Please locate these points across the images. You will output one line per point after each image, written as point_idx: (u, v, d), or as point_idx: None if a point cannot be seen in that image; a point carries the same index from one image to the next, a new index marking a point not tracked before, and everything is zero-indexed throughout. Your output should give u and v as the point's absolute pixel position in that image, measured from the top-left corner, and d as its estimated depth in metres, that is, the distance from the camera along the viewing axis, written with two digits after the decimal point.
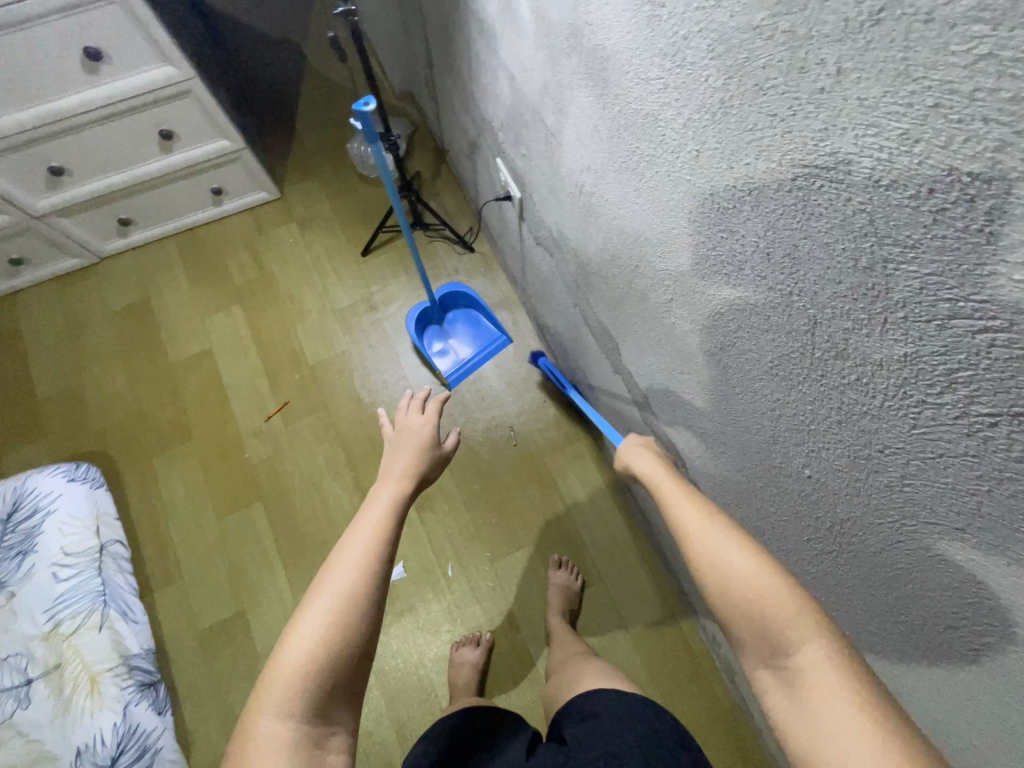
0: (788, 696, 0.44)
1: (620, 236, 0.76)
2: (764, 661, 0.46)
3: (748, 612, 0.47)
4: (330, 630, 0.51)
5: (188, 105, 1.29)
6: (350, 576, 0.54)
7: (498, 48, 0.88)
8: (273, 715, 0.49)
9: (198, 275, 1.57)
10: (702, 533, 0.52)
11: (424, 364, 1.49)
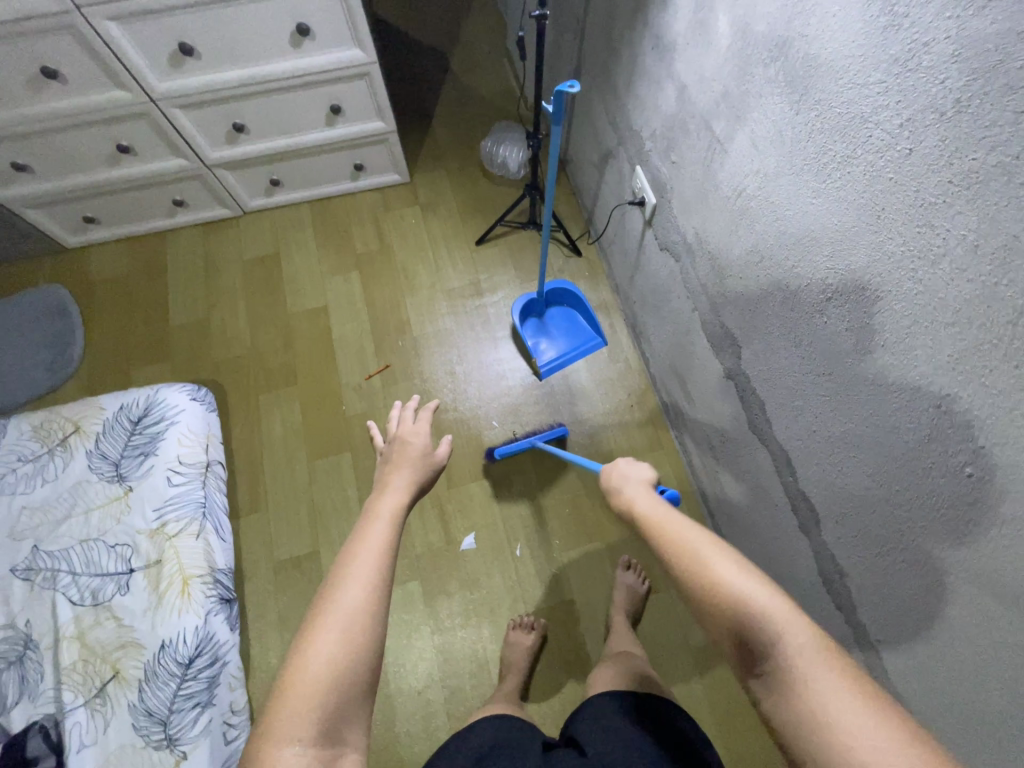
0: (772, 693, 0.47)
1: (777, 238, 0.81)
2: (746, 665, 0.50)
3: (728, 618, 0.51)
4: (341, 645, 0.50)
5: (360, 87, 1.42)
6: (358, 591, 0.54)
7: (675, 61, 0.97)
8: (283, 742, 0.46)
9: (326, 239, 1.70)
10: (687, 553, 0.58)
11: (520, 353, 1.56)
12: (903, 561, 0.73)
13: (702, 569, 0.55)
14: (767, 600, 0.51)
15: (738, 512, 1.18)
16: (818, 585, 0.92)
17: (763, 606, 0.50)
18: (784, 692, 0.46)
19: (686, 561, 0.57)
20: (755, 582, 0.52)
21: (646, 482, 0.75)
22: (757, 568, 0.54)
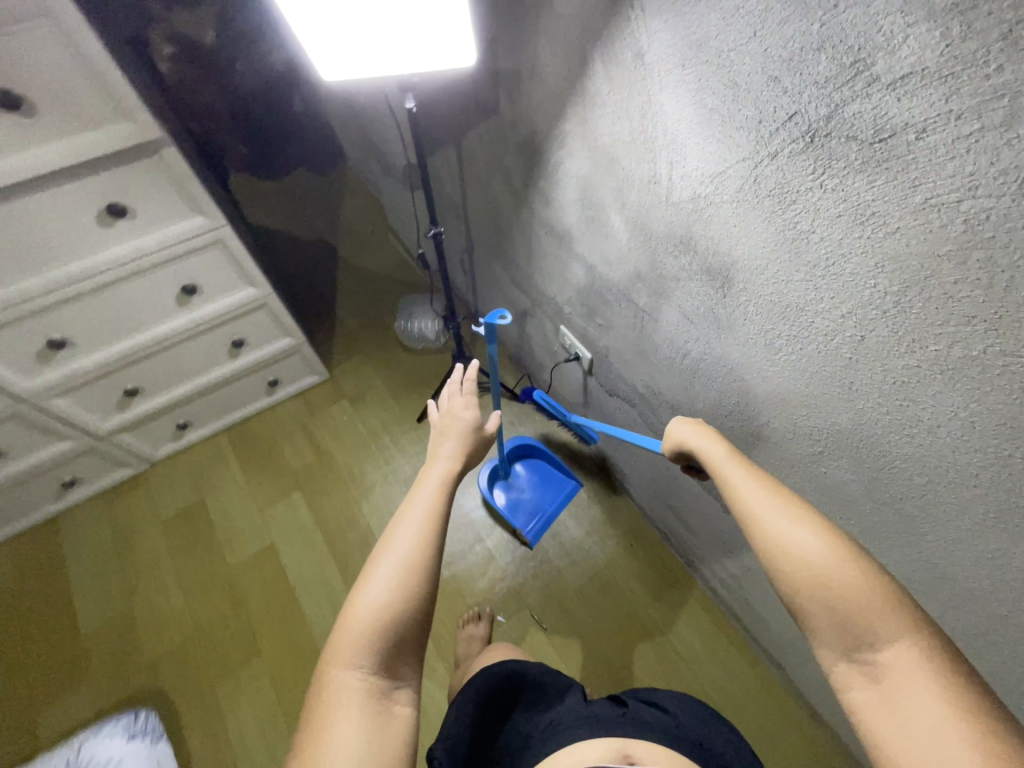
0: (873, 689, 0.45)
1: (740, 396, 0.81)
2: (844, 651, 0.47)
3: (828, 603, 0.47)
4: (393, 596, 0.54)
5: (260, 317, 1.35)
6: (412, 546, 0.57)
7: (573, 244, 1.01)
8: (350, 664, 0.52)
9: (254, 465, 1.54)
10: (773, 516, 0.53)
11: (499, 523, 1.46)
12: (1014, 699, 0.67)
13: (788, 543, 0.50)
14: (874, 587, 0.47)
15: (791, 639, 1.09)
16: None
17: (869, 594, 0.47)
18: (890, 693, 0.44)
19: (772, 524, 0.52)
20: (844, 562, 0.48)
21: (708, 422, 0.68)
22: (844, 540, 0.49)
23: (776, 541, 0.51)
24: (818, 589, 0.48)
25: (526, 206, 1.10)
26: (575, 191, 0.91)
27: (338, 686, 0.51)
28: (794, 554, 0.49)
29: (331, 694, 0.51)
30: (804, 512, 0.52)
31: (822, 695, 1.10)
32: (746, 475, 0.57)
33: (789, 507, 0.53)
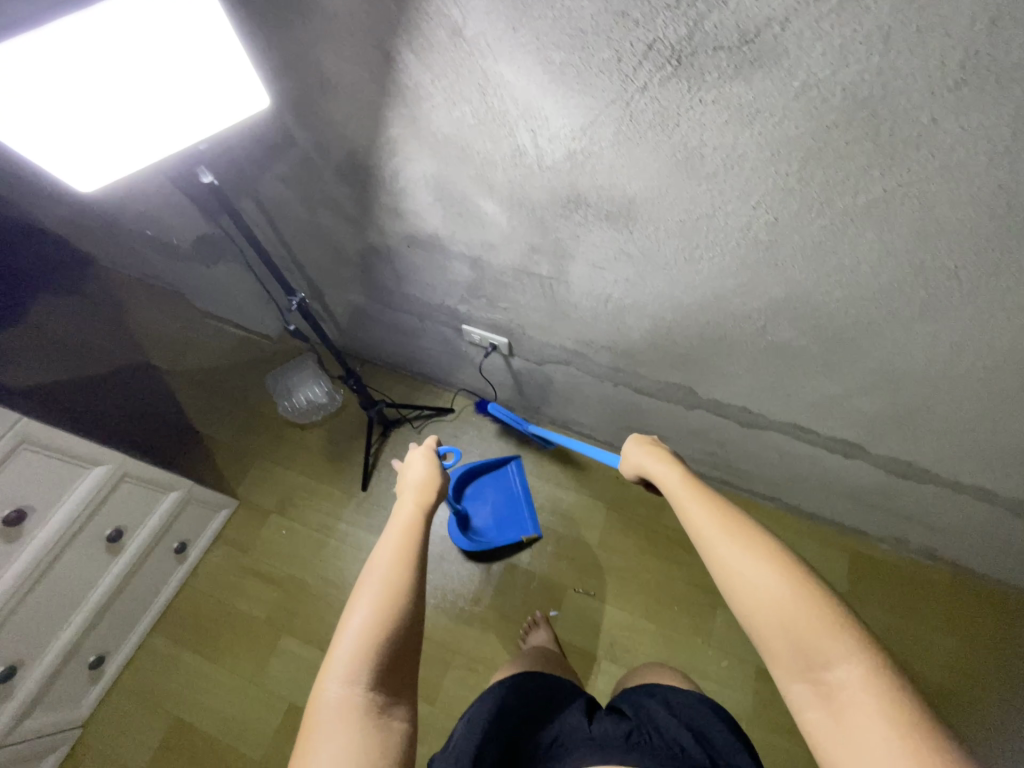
0: (825, 705, 0.49)
1: (676, 312, 0.84)
2: (802, 674, 0.51)
3: (783, 630, 0.52)
4: (376, 613, 0.57)
5: (126, 491, 1.06)
6: (393, 566, 0.61)
7: (445, 245, 0.93)
8: (344, 681, 0.55)
9: (214, 644, 1.27)
10: (720, 539, 0.58)
11: (501, 554, 1.36)
12: (970, 429, 0.81)
13: (742, 573, 0.55)
14: (824, 612, 0.52)
15: (778, 476, 1.23)
16: (896, 478, 1.02)
17: (817, 619, 0.51)
18: (845, 712, 0.48)
19: (726, 551, 0.57)
20: (797, 595, 0.53)
21: (657, 444, 0.73)
22: (794, 572, 0.54)
23: (731, 572, 0.56)
24: (774, 614, 0.53)
25: (370, 226, 0.98)
26: (428, 193, 0.83)
27: (329, 711, 0.53)
28: (749, 582, 0.54)
29: (324, 712, 0.53)
30: (752, 535, 0.57)
31: (817, 502, 1.27)
32: (696, 496, 0.63)
33: (735, 530, 0.58)
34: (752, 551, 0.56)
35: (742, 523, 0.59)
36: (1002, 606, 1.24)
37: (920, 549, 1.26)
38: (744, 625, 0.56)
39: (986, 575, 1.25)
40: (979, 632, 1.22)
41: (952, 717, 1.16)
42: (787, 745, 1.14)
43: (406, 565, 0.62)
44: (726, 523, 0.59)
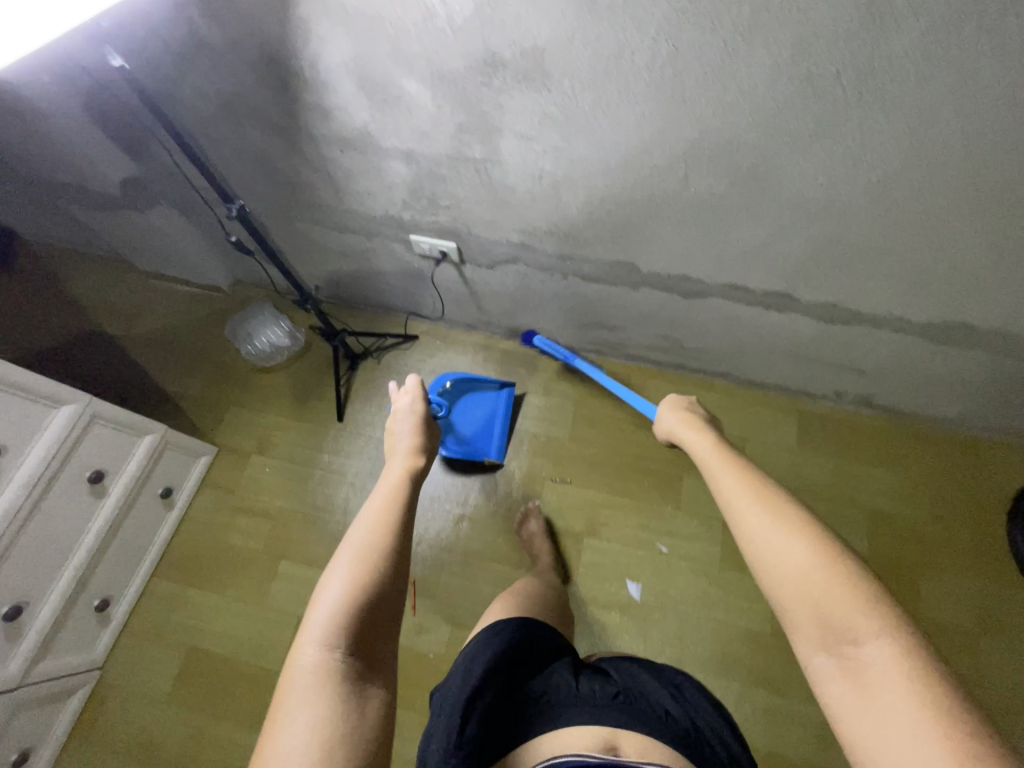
0: (853, 682, 0.48)
1: (605, 178, 0.88)
2: (831, 648, 0.50)
3: (809, 600, 0.51)
4: (354, 577, 0.59)
5: (98, 435, 1.08)
6: (372, 534, 0.64)
7: (377, 142, 0.95)
8: (319, 644, 0.55)
9: (216, 578, 1.33)
10: (751, 510, 0.58)
11: (469, 467, 1.43)
12: (877, 252, 0.90)
13: (771, 544, 0.54)
14: (857, 588, 0.50)
15: (725, 348, 1.32)
16: (827, 324, 1.11)
17: (848, 596, 0.50)
18: (871, 691, 0.47)
19: (756, 521, 0.56)
20: (825, 568, 0.51)
21: (698, 421, 0.77)
22: (822, 543, 0.53)
23: (758, 542, 0.55)
24: (800, 586, 0.51)
25: (300, 133, 0.97)
26: (350, 81, 0.83)
27: (302, 676, 0.53)
28: (778, 554, 0.53)
29: (298, 677, 0.53)
30: (783, 509, 0.56)
31: (764, 369, 1.36)
32: (729, 470, 0.64)
33: (766, 498, 0.58)
34: (780, 523, 0.55)
35: (770, 491, 0.59)
36: (932, 439, 1.38)
37: (858, 399, 1.38)
38: (770, 600, 0.55)
39: (918, 416, 1.38)
40: (915, 464, 1.36)
41: (892, 536, 1.31)
42: (753, 581, 1.28)
43: (389, 534, 0.64)
44: (754, 490, 0.59)
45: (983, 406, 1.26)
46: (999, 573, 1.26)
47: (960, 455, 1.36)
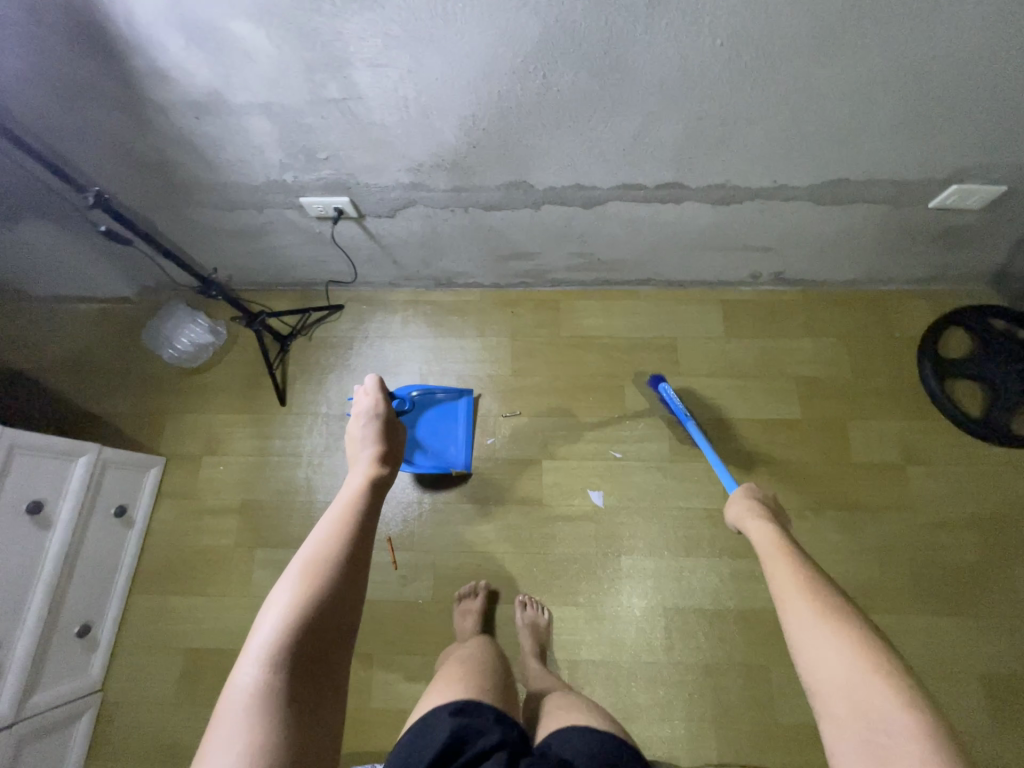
0: (877, 766, 0.54)
1: (470, 95, 0.88)
2: (861, 735, 0.57)
3: (843, 686, 0.60)
4: (294, 601, 0.66)
5: (25, 465, 1.05)
6: (314, 557, 0.70)
7: (229, 101, 0.90)
8: (256, 666, 0.61)
9: (195, 581, 1.34)
10: (794, 599, 0.70)
11: (437, 482, 1.39)
12: (745, 120, 0.92)
13: (816, 635, 0.65)
14: (883, 681, 0.59)
15: (638, 252, 1.35)
16: (721, 206, 1.14)
17: (877, 689, 0.58)
18: None
19: (802, 612, 0.68)
20: (864, 667, 0.60)
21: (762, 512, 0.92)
22: (862, 642, 0.62)
23: (803, 631, 0.66)
24: (838, 675, 0.61)
25: (146, 104, 0.92)
26: (177, 34, 0.79)
27: (240, 700, 0.59)
28: (819, 645, 0.64)
29: (234, 696, 0.59)
30: (828, 605, 0.67)
31: (680, 266, 1.41)
32: (782, 561, 0.77)
33: (807, 589, 0.71)
34: (826, 617, 0.66)
35: (817, 588, 0.70)
36: (844, 300, 1.47)
37: (771, 277, 1.45)
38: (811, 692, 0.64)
39: (827, 282, 1.47)
40: (831, 327, 1.45)
41: (819, 397, 1.41)
42: (704, 465, 1.36)
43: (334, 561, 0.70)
44: (803, 582, 0.71)
45: (879, 259, 1.35)
46: (917, 407, 1.38)
47: (870, 310, 1.46)
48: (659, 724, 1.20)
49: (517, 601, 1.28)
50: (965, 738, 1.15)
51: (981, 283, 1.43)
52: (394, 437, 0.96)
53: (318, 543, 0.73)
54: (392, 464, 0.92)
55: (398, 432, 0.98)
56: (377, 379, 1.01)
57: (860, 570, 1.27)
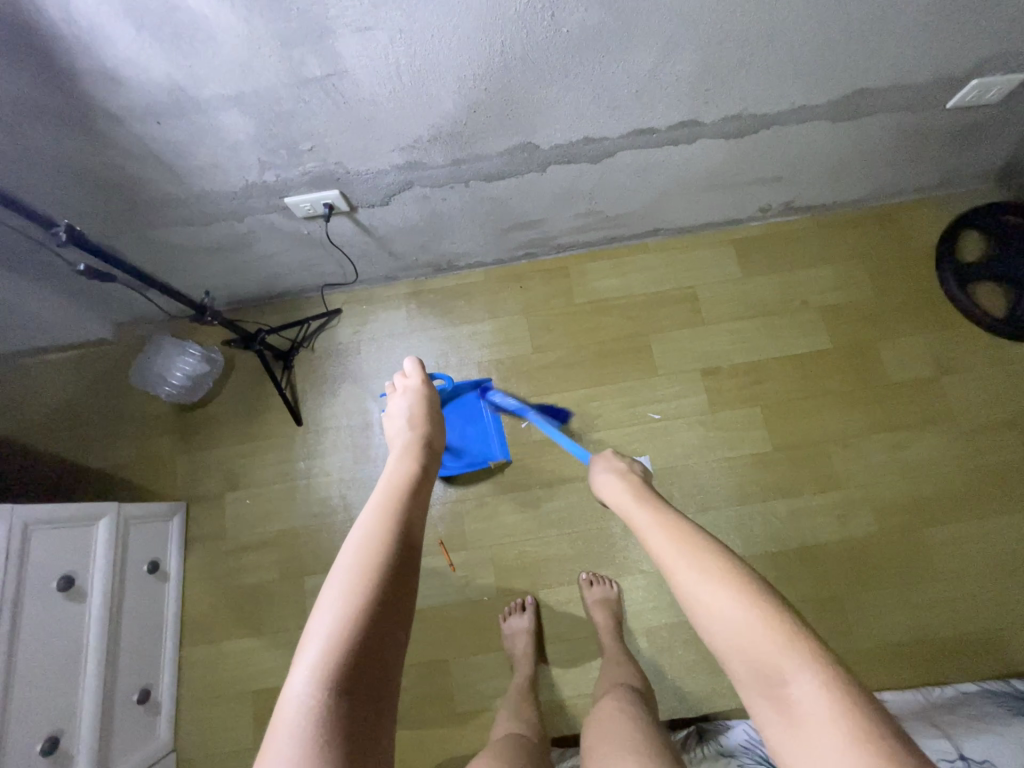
0: (788, 720, 0.53)
1: (467, 50, 0.78)
2: (769, 694, 0.55)
3: (742, 650, 0.57)
4: (348, 601, 0.57)
5: (45, 541, 0.95)
6: (365, 550, 0.62)
7: (194, 96, 0.78)
8: (307, 684, 0.52)
9: (247, 622, 1.27)
10: (682, 562, 0.66)
11: (472, 477, 1.34)
12: (767, 37, 0.85)
13: (702, 598, 0.62)
14: (778, 630, 0.56)
15: (647, 202, 1.27)
16: (736, 139, 1.08)
17: (775, 640, 0.56)
18: (800, 730, 0.52)
19: (681, 574, 0.65)
20: (748, 617, 0.58)
21: (631, 476, 0.90)
22: (733, 589, 0.60)
23: (689, 597, 0.63)
24: (733, 639, 0.58)
25: (98, 113, 0.79)
26: (125, 21, 0.67)
27: (292, 726, 0.50)
28: (708, 611, 0.61)
29: (287, 719, 0.50)
30: (710, 562, 0.64)
31: (689, 210, 1.34)
32: (653, 523, 0.75)
33: (690, 550, 0.67)
34: (704, 574, 0.63)
35: (683, 539, 0.69)
36: (855, 221, 1.44)
37: (781, 207, 1.39)
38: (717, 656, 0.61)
39: (837, 204, 1.42)
40: (846, 249, 1.42)
41: (846, 322, 1.38)
42: (743, 411, 1.34)
43: (380, 559, 0.62)
44: (675, 542, 0.69)
45: (890, 171, 1.31)
46: (943, 317, 1.36)
47: (881, 226, 1.43)
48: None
49: (582, 579, 1.25)
50: None
51: (989, 181, 1.40)
52: (437, 424, 0.89)
53: (364, 538, 0.64)
54: (432, 450, 0.84)
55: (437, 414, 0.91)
56: (417, 363, 0.97)
57: (910, 487, 1.28)
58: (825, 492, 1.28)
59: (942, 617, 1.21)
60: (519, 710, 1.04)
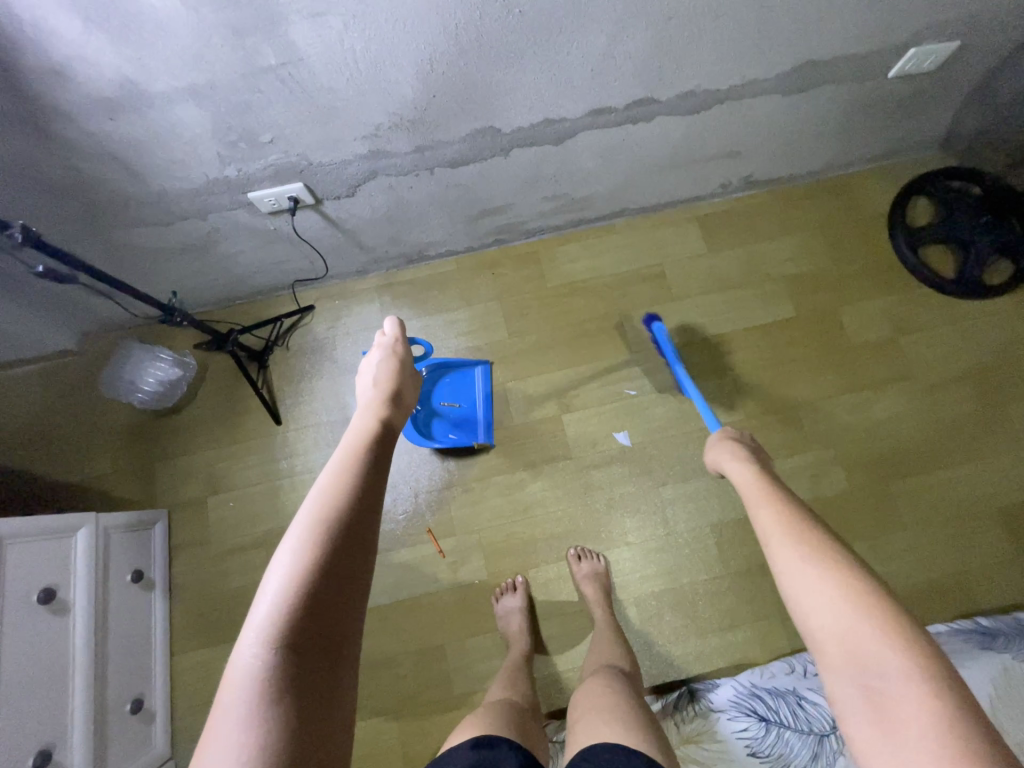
0: (876, 713, 0.44)
1: (422, 32, 0.78)
2: (857, 680, 0.46)
3: (837, 630, 0.48)
4: (302, 556, 0.53)
5: (24, 555, 0.93)
6: (322, 503, 0.57)
7: (147, 90, 0.77)
8: (256, 643, 0.49)
9: (238, 625, 1.27)
10: (783, 543, 0.57)
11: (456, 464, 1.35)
12: (713, 14, 0.87)
13: (804, 572, 0.53)
14: (885, 626, 0.47)
15: (611, 183, 1.29)
16: (691, 116, 1.11)
17: (879, 635, 0.46)
18: (892, 729, 0.43)
19: (785, 552, 0.56)
20: (862, 611, 0.48)
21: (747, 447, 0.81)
22: (849, 578, 0.51)
23: (788, 571, 0.54)
24: (831, 619, 0.49)
25: (48, 111, 0.77)
26: (70, 13, 0.66)
27: (240, 687, 0.47)
28: (810, 589, 0.52)
29: (235, 677, 0.48)
30: (819, 548, 0.55)
31: (652, 190, 1.37)
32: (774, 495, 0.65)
33: (799, 534, 0.57)
34: (818, 556, 0.54)
35: (802, 520, 0.59)
36: (811, 193, 1.49)
37: (740, 183, 1.43)
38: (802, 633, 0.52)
39: (794, 177, 1.47)
40: (805, 221, 1.47)
41: (808, 291, 1.43)
42: (715, 382, 1.38)
43: (339, 513, 0.57)
44: (790, 518, 0.59)
45: (841, 143, 1.36)
46: (898, 281, 1.43)
47: (836, 197, 1.48)
48: (731, 632, 1.25)
49: (571, 555, 1.28)
50: (990, 566, 1.26)
51: (934, 149, 1.46)
52: (407, 382, 0.84)
53: (326, 490, 0.59)
54: (401, 407, 0.79)
55: (410, 373, 0.86)
56: (397, 323, 0.92)
57: (876, 444, 1.34)
58: (797, 454, 1.33)
59: (910, 564, 1.27)
60: (513, 680, 1.07)
